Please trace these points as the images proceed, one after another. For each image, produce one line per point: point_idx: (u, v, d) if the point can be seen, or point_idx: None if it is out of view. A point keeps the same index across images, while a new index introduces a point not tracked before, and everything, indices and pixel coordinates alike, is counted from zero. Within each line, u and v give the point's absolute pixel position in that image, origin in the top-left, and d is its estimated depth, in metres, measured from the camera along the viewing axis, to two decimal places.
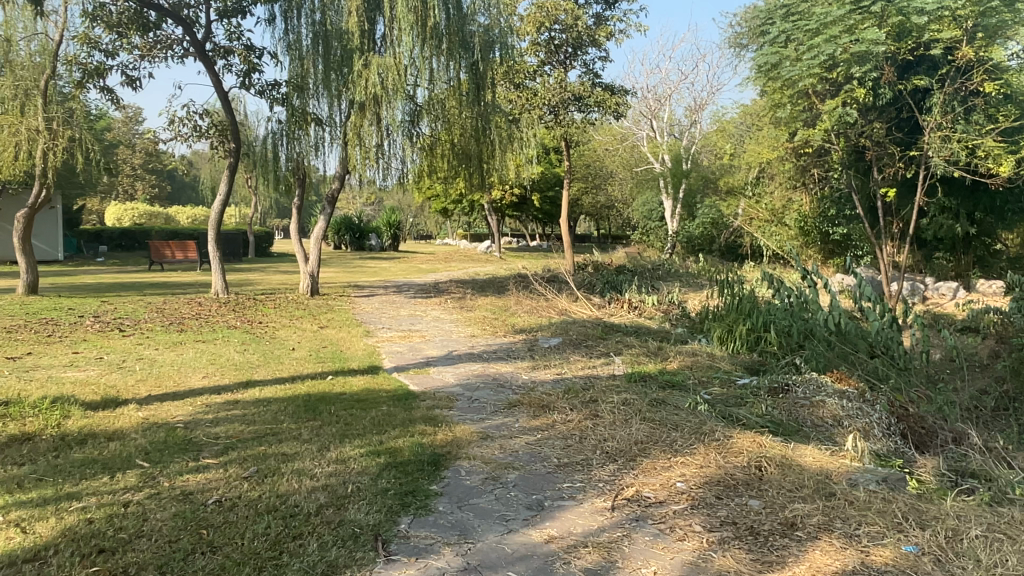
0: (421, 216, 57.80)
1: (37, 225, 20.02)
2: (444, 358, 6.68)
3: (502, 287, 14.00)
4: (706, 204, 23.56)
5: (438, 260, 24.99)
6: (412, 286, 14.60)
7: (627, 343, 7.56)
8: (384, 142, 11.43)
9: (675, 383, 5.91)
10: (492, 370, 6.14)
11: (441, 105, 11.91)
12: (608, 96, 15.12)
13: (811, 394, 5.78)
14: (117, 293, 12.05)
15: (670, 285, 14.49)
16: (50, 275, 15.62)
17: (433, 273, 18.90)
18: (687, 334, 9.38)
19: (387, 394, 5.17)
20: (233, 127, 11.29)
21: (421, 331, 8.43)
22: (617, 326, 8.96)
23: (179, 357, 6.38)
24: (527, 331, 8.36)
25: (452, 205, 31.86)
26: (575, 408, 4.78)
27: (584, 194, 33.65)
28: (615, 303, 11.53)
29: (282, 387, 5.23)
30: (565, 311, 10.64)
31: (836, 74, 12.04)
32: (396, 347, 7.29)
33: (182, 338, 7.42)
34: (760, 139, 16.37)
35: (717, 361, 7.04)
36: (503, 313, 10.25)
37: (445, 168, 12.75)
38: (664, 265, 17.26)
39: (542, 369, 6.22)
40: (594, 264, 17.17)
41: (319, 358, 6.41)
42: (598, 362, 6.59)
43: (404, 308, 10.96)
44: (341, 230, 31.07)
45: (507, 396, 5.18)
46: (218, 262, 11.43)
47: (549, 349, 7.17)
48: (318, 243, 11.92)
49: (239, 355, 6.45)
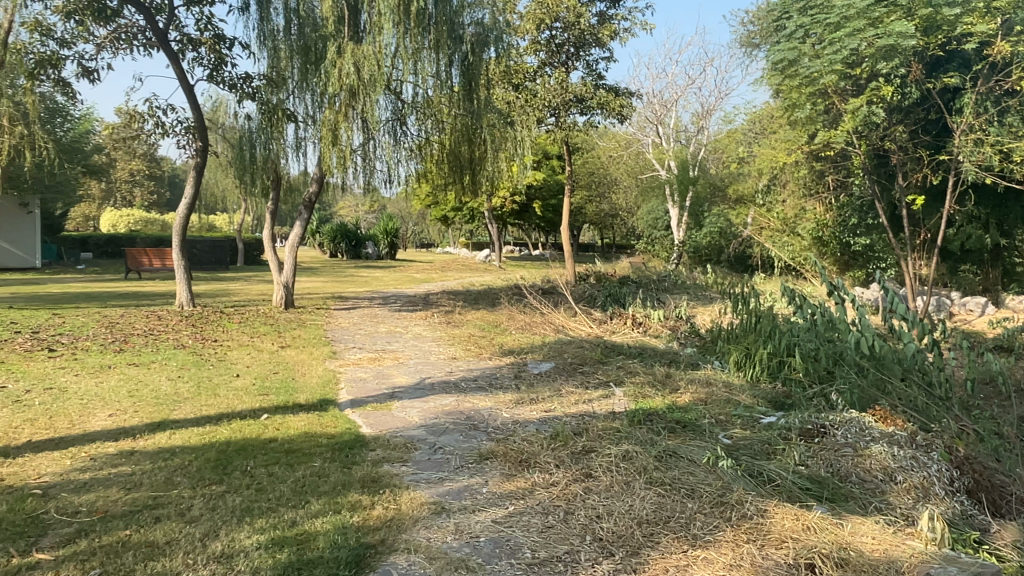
0: (423, 224, 57.04)
1: (13, 231, 19.12)
2: (413, 389, 5.64)
3: (496, 299, 13.00)
4: (715, 213, 22.58)
5: (435, 269, 24.07)
6: (400, 298, 13.57)
7: (631, 369, 6.50)
8: (365, 142, 10.45)
9: (688, 425, 4.90)
10: (467, 405, 5.11)
11: (432, 103, 10.90)
12: (612, 97, 14.14)
13: (853, 440, 4.75)
14: (75, 304, 11.05)
15: (678, 299, 13.46)
16: (14, 283, 14.63)
17: (426, 283, 17.94)
18: (697, 355, 8.33)
19: (329, 440, 4.14)
20: (200, 124, 10.27)
21: (396, 352, 7.41)
22: (620, 347, 7.92)
23: (97, 386, 5.36)
24: (516, 352, 7.32)
25: (452, 212, 30.91)
26: (561, 463, 3.75)
27: (588, 202, 32.63)
28: (617, 319, 10.49)
29: (200, 429, 4.23)
30: (562, 328, 9.60)
31: (860, 70, 11.09)
32: (360, 372, 6.25)
33: (114, 362, 6.39)
34: (775, 144, 15.33)
35: (735, 393, 5.99)
36: (493, 330, 9.23)
37: (437, 172, 11.79)
38: (671, 277, 16.28)
39: (527, 404, 5.18)
40: (597, 275, 16.16)
41: (263, 388, 5.39)
42: (595, 394, 5.56)
43: (385, 323, 9.95)
44: (337, 237, 30.19)
45: (478, 444, 4.15)
46: (183, 271, 10.46)
47: (538, 377, 6.14)
48: (293, 250, 10.90)
49: (170, 385, 5.44)
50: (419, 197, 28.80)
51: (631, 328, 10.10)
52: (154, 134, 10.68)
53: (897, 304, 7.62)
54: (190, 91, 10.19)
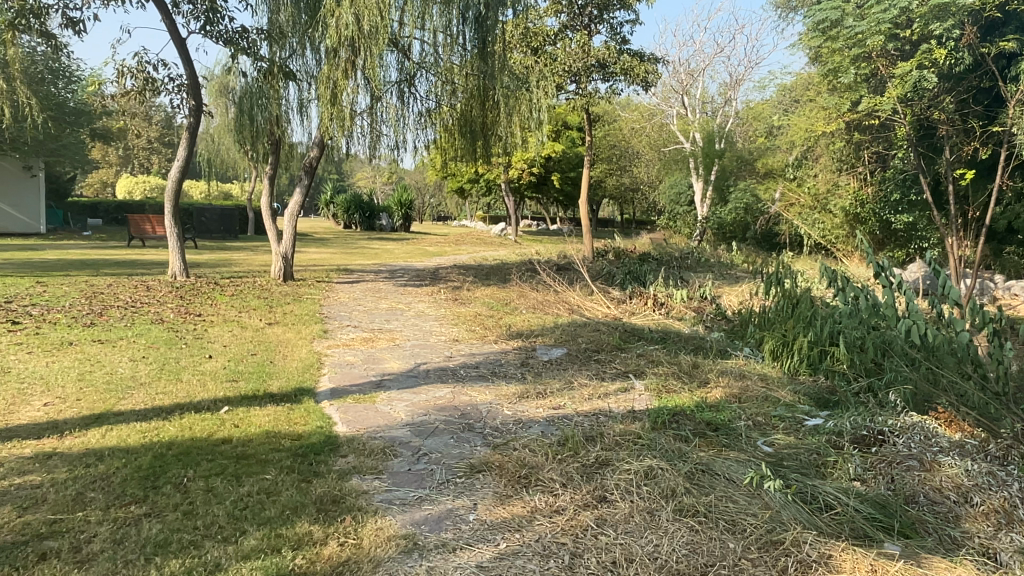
0: (440, 197, 56.37)
1: (17, 195, 18.61)
2: (404, 377, 4.96)
3: (508, 275, 12.27)
4: (741, 188, 21.75)
5: (448, 242, 23.36)
6: (408, 272, 12.92)
7: (653, 356, 5.77)
8: (369, 103, 9.68)
9: (722, 431, 4.18)
10: (464, 399, 4.41)
11: (441, 64, 10.07)
12: (636, 62, 13.23)
13: (919, 451, 4.01)
14: (65, 272, 10.48)
15: (702, 278, 12.68)
16: (11, 248, 14.10)
17: (438, 257, 17.25)
18: (725, 341, 7.56)
19: (293, 442, 3.45)
20: (194, 81, 9.57)
21: (393, 332, 6.74)
22: (641, 331, 7.17)
23: (47, 367, 4.72)
24: (524, 335, 6.59)
25: (468, 184, 30.12)
26: (571, 482, 3.04)
27: (608, 175, 31.70)
28: (637, 299, 9.72)
29: (144, 424, 3.58)
30: (577, 308, 8.86)
31: (909, 31, 10.22)
32: (348, 356, 5.57)
33: (77, 337, 5.74)
34: (813, 115, 14.34)
35: (773, 388, 5.24)
36: (502, 308, 8.53)
37: (449, 141, 11.04)
38: (694, 255, 15.48)
39: (533, 399, 4.47)
40: (616, 251, 15.40)
41: (233, 372, 4.72)
42: (613, 387, 4.84)
43: (387, 298, 9.28)
44: (350, 208, 29.47)
45: (471, 452, 3.45)
46: (175, 240, 9.83)
47: (548, 364, 5.44)
48: (293, 219, 10.21)
49: (130, 367, 4.79)
50: (434, 167, 27.99)
51: (652, 309, 9.32)
52: (146, 91, 9.99)
53: (948, 287, 6.73)
54: (181, 44, 9.45)
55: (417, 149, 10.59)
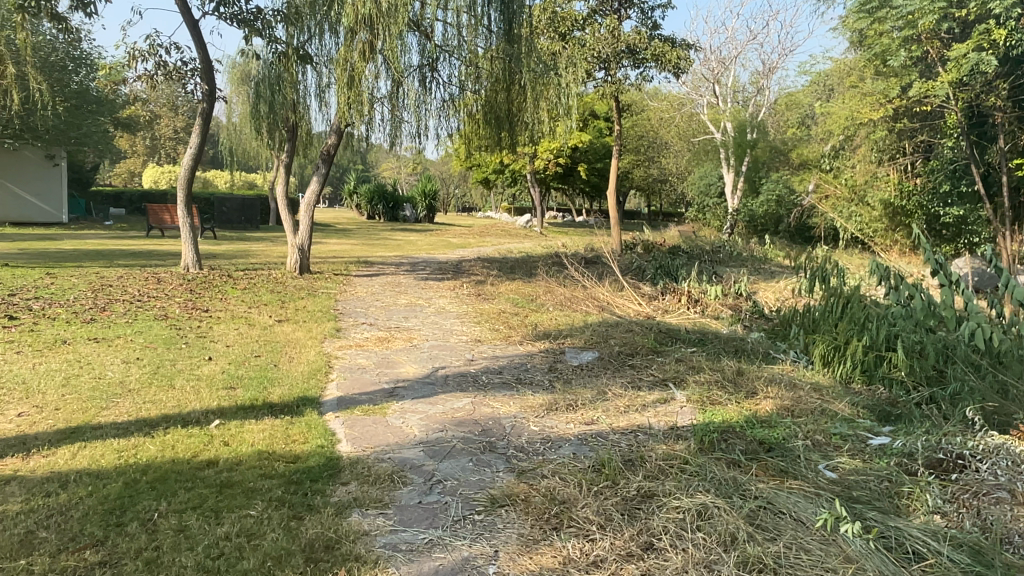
0: (465, 187, 56.06)
1: (39, 183, 18.41)
2: (419, 384, 4.49)
3: (534, 269, 11.79)
4: (773, 178, 21.09)
5: (472, 234, 22.89)
6: (430, 264, 12.50)
7: (693, 361, 5.26)
8: (387, 87, 9.20)
9: (777, 452, 3.66)
10: (485, 412, 3.94)
11: (466, 47, 9.63)
12: (668, 48, 12.65)
13: (1008, 480, 3.39)
14: (78, 262, 10.14)
15: (736, 273, 12.11)
16: (29, 238, 13.85)
17: (461, 249, 16.81)
18: (767, 343, 6.99)
19: (289, 466, 3.01)
20: (208, 65, 9.20)
21: (412, 331, 6.30)
22: (678, 331, 6.64)
23: (32, 368, 4.29)
24: (552, 336, 6.11)
25: (493, 175, 29.62)
26: (609, 523, 2.55)
27: (636, 166, 31.08)
28: (670, 296, 9.16)
29: (122, 442, 3.15)
30: (607, 306, 8.35)
31: (965, 10, 9.56)
32: (361, 358, 5.13)
33: (72, 334, 5.33)
34: (856, 104, 13.64)
35: (828, 400, 4.70)
36: (528, 305, 8.06)
37: (474, 130, 10.57)
38: (726, 249, 14.88)
39: (561, 413, 3.98)
40: (645, 244, 14.85)
41: (231, 378, 4.28)
42: (652, 399, 4.34)
43: (407, 293, 8.86)
44: (374, 199, 29.14)
45: (493, 480, 2.98)
46: (188, 230, 9.48)
47: (578, 370, 4.96)
48: (309, 209, 9.81)
49: (121, 371, 4.37)
50: (459, 157, 27.54)
51: (686, 307, 8.77)
52: (159, 76, 9.59)
53: (1011, 284, 6.08)
54: (194, 26, 9.05)
55: (441, 138, 10.08)
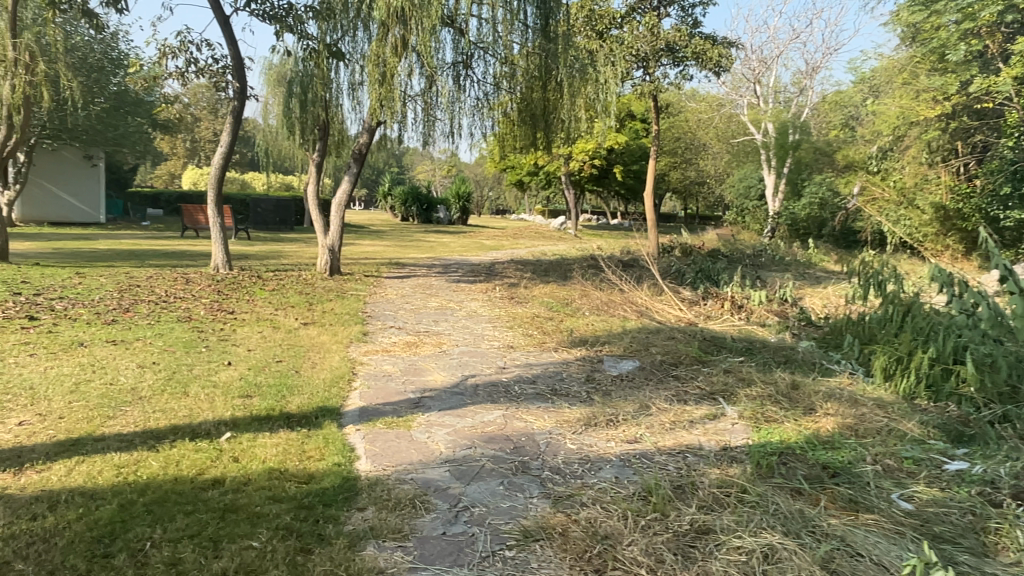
0: (499, 189, 55.90)
1: (78, 183, 18.71)
2: (448, 394, 4.19)
3: (569, 271, 11.46)
4: (817, 181, 20.41)
5: (505, 236, 22.61)
6: (462, 266, 12.24)
7: (742, 373, 4.87)
8: (419, 84, 8.95)
9: (844, 478, 3.28)
10: (517, 427, 3.62)
11: (501, 42, 9.28)
12: (709, 45, 12.22)
13: None
14: (109, 262, 10.06)
15: (780, 277, 11.62)
16: (65, 237, 13.90)
17: (495, 251, 16.52)
18: (819, 352, 6.56)
19: (300, 487, 2.72)
20: (240, 61, 9.05)
21: (442, 336, 6.00)
22: (723, 339, 6.24)
23: (43, 373, 4.07)
24: (589, 343, 5.77)
25: (527, 177, 29.33)
26: (658, 568, 2.21)
27: (672, 168, 30.52)
28: (712, 301, 8.75)
29: (124, 457, 2.89)
30: (646, 311, 7.97)
31: None
32: (387, 365, 4.85)
33: (90, 337, 5.12)
34: (909, 103, 13.03)
35: (895, 419, 4.28)
36: (563, 309, 7.72)
37: (509, 130, 10.27)
38: (768, 253, 14.36)
39: (602, 429, 3.64)
40: (683, 247, 14.40)
41: (249, 386, 4.02)
42: (700, 415, 4.00)
43: (438, 296, 8.60)
44: (407, 201, 29.02)
45: (526, 507, 2.65)
46: (218, 230, 9.33)
47: (618, 381, 4.61)
48: (339, 209, 9.60)
49: (135, 376, 4.12)
50: (494, 159, 27.33)
51: (730, 312, 8.35)
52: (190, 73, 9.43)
53: None
54: (226, 22, 8.89)
55: (475, 138, 9.81)
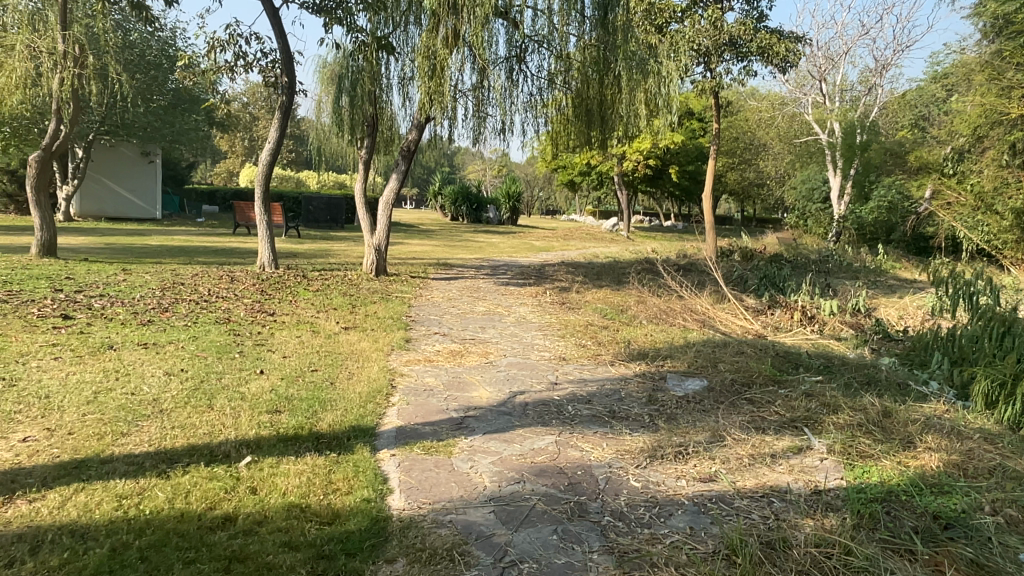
0: (550, 189, 55.47)
1: (135, 180, 18.90)
2: (495, 414, 3.77)
3: (623, 275, 10.95)
4: (887, 183, 19.38)
5: (556, 237, 22.18)
6: (512, 269, 11.84)
7: (826, 398, 4.33)
8: (471, 78, 8.56)
9: (960, 534, 2.75)
10: (571, 457, 3.18)
11: (558, 35, 8.82)
12: (775, 40, 11.55)
13: None
14: (157, 259, 9.98)
15: (850, 286, 10.88)
16: (119, 233, 14.01)
17: (545, 252, 16.08)
18: (902, 371, 5.92)
19: (321, 530, 2.34)
20: (288, 55, 8.82)
21: (490, 344, 5.60)
22: (797, 356, 5.68)
23: (63, 380, 3.81)
24: (650, 357, 5.29)
25: (579, 177, 28.79)
26: None
27: (730, 170, 29.58)
28: (780, 310, 8.14)
29: (127, 484, 2.56)
30: (708, 320, 7.43)
31: None
32: (430, 377, 4.47)
33: (121, 339, 4.87)
34: (994, 101, 12.11)
35: (1009, 457, 3.68)
36: (618, 317, 7.25)
37: (563, 127, 9.83)
38: (834, 258, 13.57)
39: (668, 463, 3.18)
40: (742, 251, 13.73)
41: (279, 399, 3.67)
42: (780, 449, 3.48)
43: (486, 299, 8.22)
44: (458, 200, 28.78)
45: (585, 567, 2.21)
46: (264, 228, 9.12)
47: (685, 403, 4.13)
48: (387, 208, 9.29)
49: (159, 384, 3.82)
50: (546, 158, 26.88)
51: (800, 323, 7.74)
52: (238, 68, 9.24)
53: None
54: (275, 15, 8.67)
55: (527, 136, 9.39)
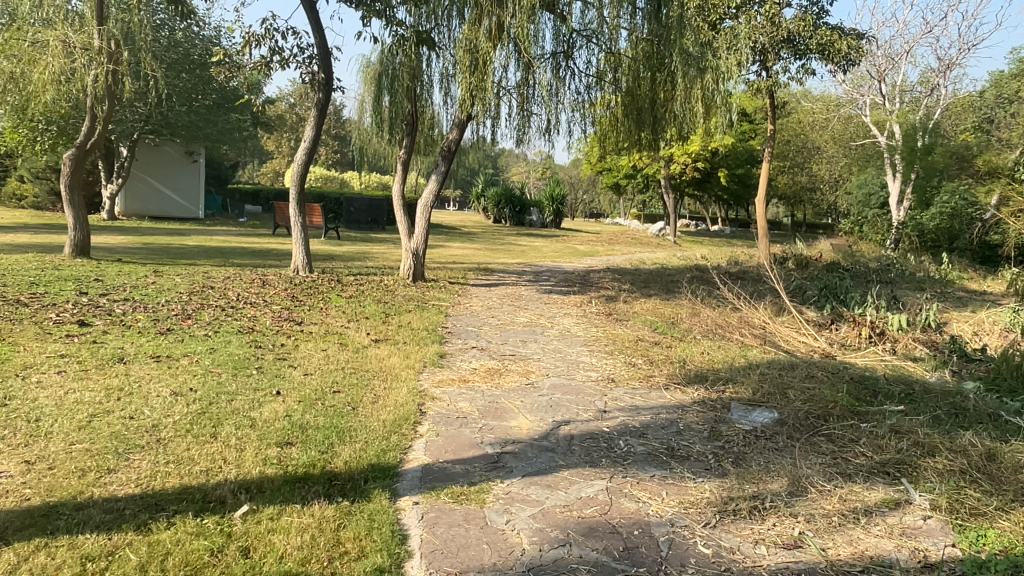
0: (593, 191, 54.74)
1: (179, 179, 18.93)
2: (537, 450, 3.29)
3: (673, 283, 10.37)
4: (950, 189, 18.36)
5: (600, 242, 21.62)
6: (555, 274, 11.34)
7: (919, 437, 3.74)
8: (515, 73, 8.10)
9: None
10: (626, 511, 2.68)
11: (608, 28, 8.30)
12: (837, 36, 10.85)
13: None
14: (191, 261, 9.75)
15: (917, 298, 10.11)
16: (159, 232, 13.92)
17: (589, 257, 15.52)
18: (992, 399, 5.25)
19: None
20: (325, 50, 8.48)
21: (530, 362, 5.11)
22: (873, 381, 5.07)
23: (59, 399, 3.45)
24: (709, 380, 4.74)
25: (624, 181, 28.17)
26: None
27: (781, 173, 28.55)
28: (846, 325, 7.48)
29: (97, 541, 2.15)
30: (768, 336, 6.83)
31: None
32: (464, 401, 4.01)
33: (135, 350, 4.52)
34: None
35: None
36: (670, 332, 6.70)
37: (613, 126, 9.29)
38: (897, 267, 12.74)
39: (741, 522, 2.65)
40: (797, 258, 12.97)
41: (292, 429, 3.25)
42: (873, 503, 2.93)
43: (527, 308, 7.74)
44: (500, 202, 28.38)
45: None
46: (298, 230, 8.77)
47: (755, 439, 3.58)
48: (425, 210, 8.88)
49: (163, 406, 3.44)
50: (591, 160, 26.33)
51: (868, 341, 7.08)
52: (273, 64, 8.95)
53: None
54: (313, 10, 8.35)
55: (574, 136, 8.88)
